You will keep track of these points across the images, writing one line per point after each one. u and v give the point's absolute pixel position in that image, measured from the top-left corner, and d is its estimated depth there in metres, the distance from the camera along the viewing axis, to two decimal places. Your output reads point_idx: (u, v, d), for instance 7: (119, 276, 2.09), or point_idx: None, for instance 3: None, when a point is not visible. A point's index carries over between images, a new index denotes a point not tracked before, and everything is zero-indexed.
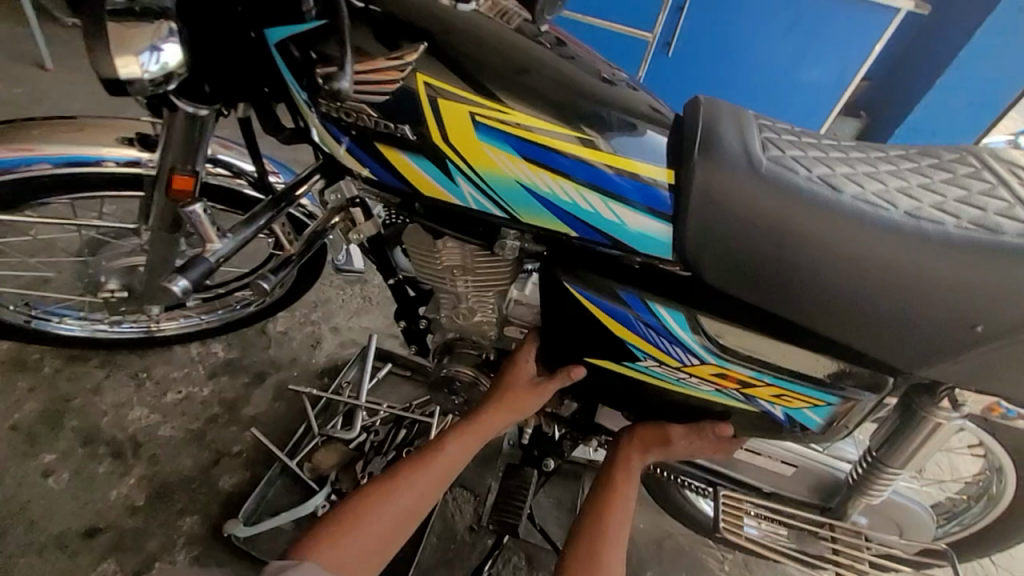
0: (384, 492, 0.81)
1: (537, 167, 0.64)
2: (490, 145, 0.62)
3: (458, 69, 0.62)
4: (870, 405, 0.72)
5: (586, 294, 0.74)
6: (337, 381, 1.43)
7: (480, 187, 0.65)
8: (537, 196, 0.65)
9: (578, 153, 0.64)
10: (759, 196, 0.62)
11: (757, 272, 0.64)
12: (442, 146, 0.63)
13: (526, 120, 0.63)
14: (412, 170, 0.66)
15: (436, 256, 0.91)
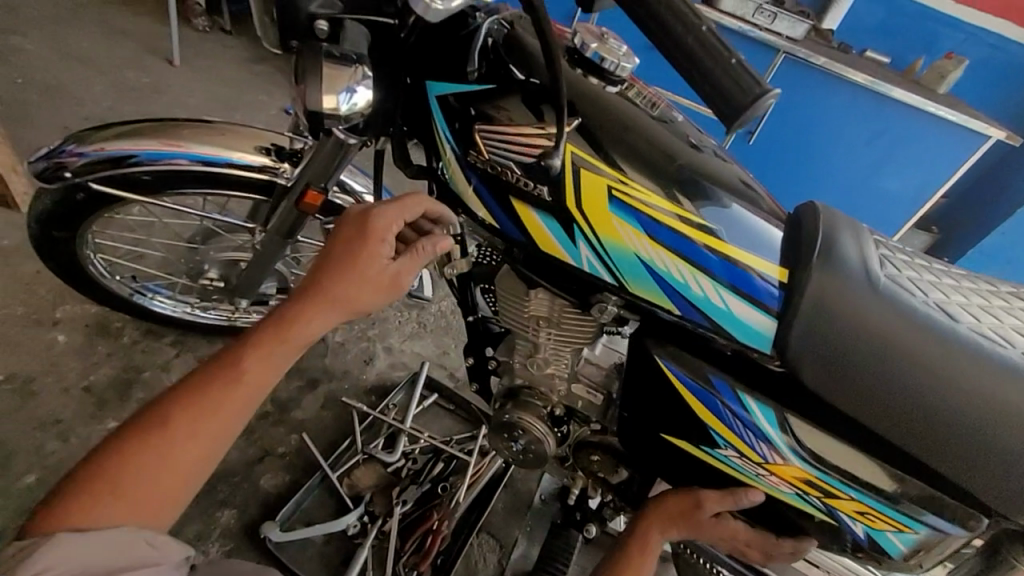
0: (197, 400, 0.69)
1: (658, 245, 0.67)
2: (619, 218, 0.66)
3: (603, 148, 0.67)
4: (957, 542, 0.70)
5: (678, 373, 0.75)
6: (385, 402, 1.46)
7: (599, 254, 0.69)
8: (651, 270, 0.69)
9: (699, 240, 0.67)
10: (873, 312, 0.64)
11: (861, 385, 0.65)
12: (574, 213, 0.67)
13: (655, 201, 0.67)
14: (538, 228, 0.70)
15: (524, 305, 0.94)
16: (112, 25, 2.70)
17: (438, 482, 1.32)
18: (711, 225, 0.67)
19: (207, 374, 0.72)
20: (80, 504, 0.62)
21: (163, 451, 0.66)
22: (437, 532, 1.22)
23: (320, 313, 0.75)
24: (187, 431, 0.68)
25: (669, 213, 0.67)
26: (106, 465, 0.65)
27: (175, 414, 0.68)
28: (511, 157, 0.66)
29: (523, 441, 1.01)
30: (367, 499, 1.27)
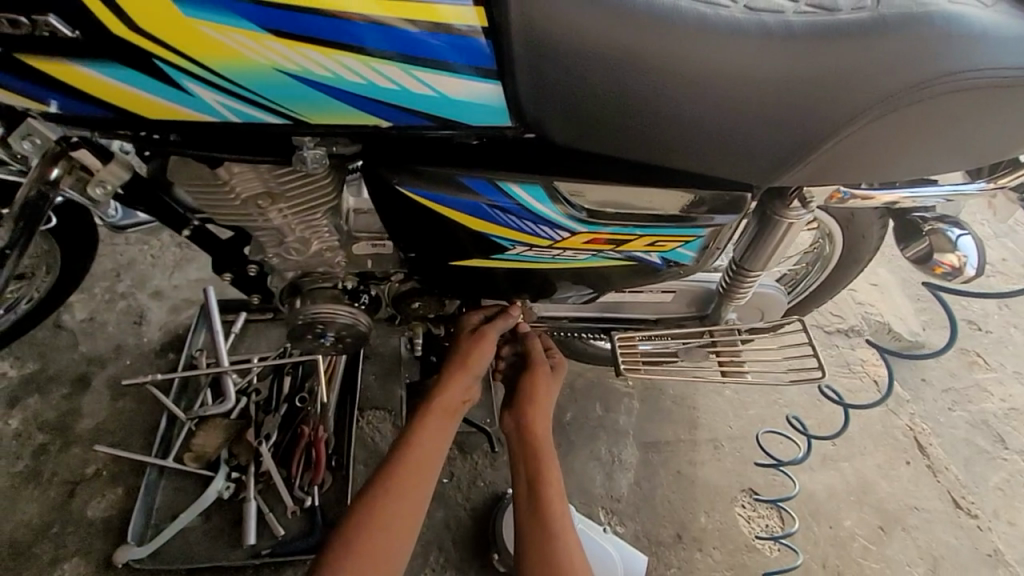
0: (396, 473, 0.86)
1: (290, 42, 0.45)
2: (207, 22, 0.44)
3: None
4: (806, 222, 0.74)
5: (425, 193, 0.62)
6: (186, 353, 1.22)
7: (222, 90, 0.47)
8: (310, 84, 0.48)
9: (329, 10, 0.45)
10: (595, 21, 0.50)
11: (602, 120, 0.55)
12: (136, 41, 0.44)
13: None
14: (108, 90, 0.46)
15: (226, 190, 0.69)
16: None
17: (292, 397, 1.21)
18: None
19: (390, 467, 0.86)
20: (360, 545, 0.80)
21: (407, 463, 0.87)
22: (317, 439, 1.14)
23: (431, 427, 0.90)
24: (400, 480, 0.85)
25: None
26: (379, 472, 0.87)
27: (410, 451, 0.88)
28: None
29: (331, 333, 0.86)
30: (224, 457, 1.12)
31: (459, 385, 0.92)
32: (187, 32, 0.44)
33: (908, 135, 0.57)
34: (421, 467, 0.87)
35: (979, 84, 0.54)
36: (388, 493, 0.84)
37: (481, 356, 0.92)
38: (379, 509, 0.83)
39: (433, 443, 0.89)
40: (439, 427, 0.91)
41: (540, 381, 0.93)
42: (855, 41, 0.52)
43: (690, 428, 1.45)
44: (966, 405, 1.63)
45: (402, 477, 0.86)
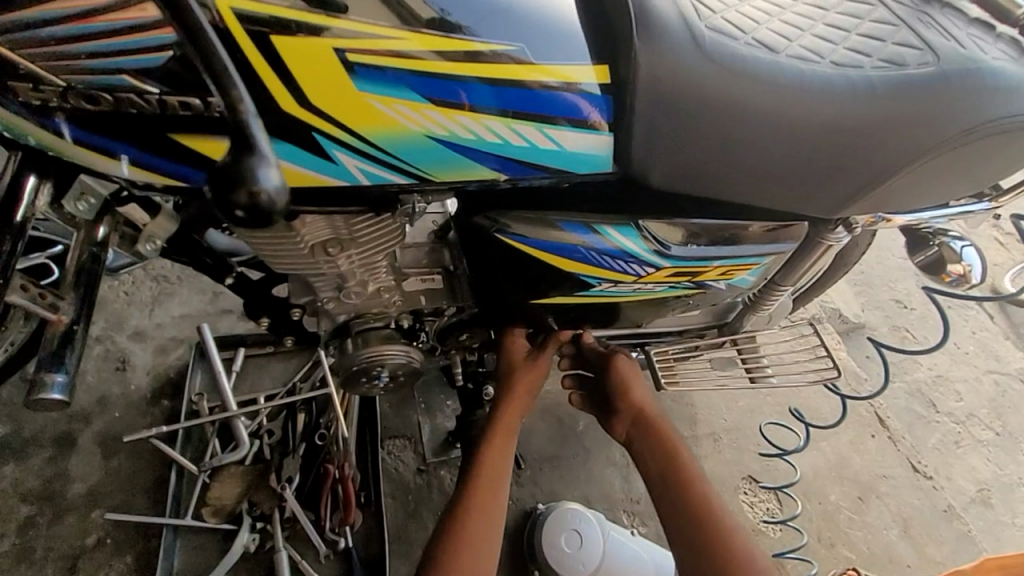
0: (482, 497, 0.82)
1: (437, 108, 0.50)
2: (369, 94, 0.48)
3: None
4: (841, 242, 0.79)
5: (520, 238, 0.62)
6: (187, 398, 1.12)
7: (368, 155, 0.51)
8: (450, 145, 0.51)
9: (470, 76, 0.49)
10: (711, 77, 0.54)
11: (703, 165, 0.58)
12: (300, 113, 0.48)
13: (409, 47, 0.48)
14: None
15: (295, 239, 0.65)
16: None
17: (311, 434, 1.15)
18: (495, 41, 0.49)
19: (473, 492, 0.83)
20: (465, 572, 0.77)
21: (483, 489, 0.83)
22: (344, 477, 1.08)
23: (501, 447, 0.88)
24: (490, 505, 0.82)
25: (449, 58, 0.49)
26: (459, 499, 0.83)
27: (487, 478, 0.84)
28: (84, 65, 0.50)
29: (386, 373, 0.83)
30: (246, 508, 1.05)
31: (518, 402, 0.91)
32: (345, 104, 0.48)
33: (951, 171, 0.65)
34: (498, 488, 0.84)
35: (1013, 128, 0.63)
36: (478, 517, 0.81)
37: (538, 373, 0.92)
38: (469, 538, 0.79)
39: (504, 467, 0.86)
40: (505, 451, 0.88)
41: (627, 380, 0.94)
42: (921, 93, 0.59)
43: (690, 425, 1.53)
44: (903, 375, 1.84)
45: (485, 500, 0.82)
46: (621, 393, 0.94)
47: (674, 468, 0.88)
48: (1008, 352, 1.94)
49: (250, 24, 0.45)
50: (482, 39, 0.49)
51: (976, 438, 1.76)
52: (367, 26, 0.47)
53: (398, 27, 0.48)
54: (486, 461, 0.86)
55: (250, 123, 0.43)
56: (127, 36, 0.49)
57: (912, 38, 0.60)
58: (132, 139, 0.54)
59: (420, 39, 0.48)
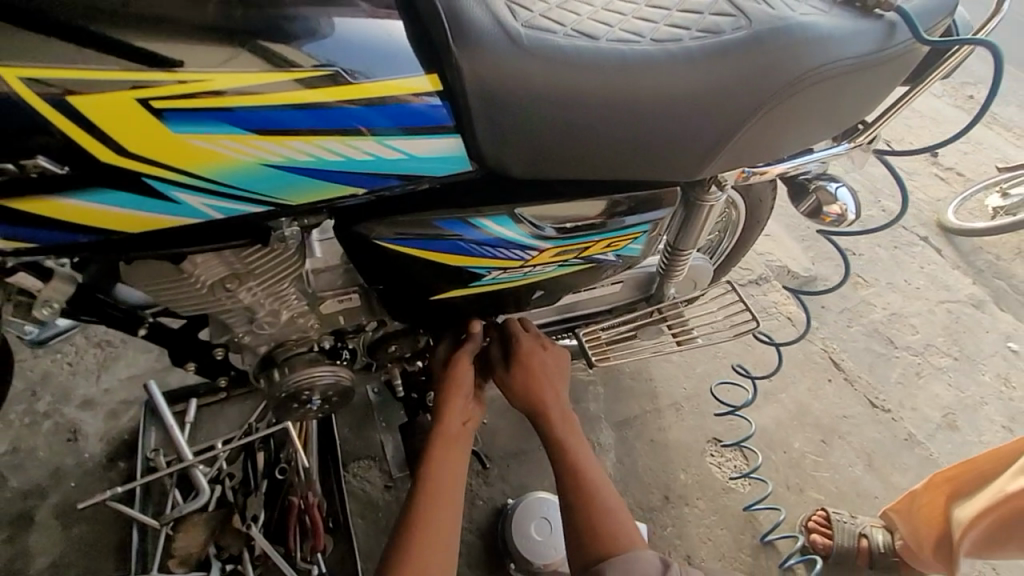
0: (429, 505, 0.87)
1: (276, 136, 0.53)
2: (199, 134, 0.52)
3: (151, 58, 0.51)
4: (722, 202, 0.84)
5: (400, 240, 0.65)
6: (141, 458, 1.13)
7: (216, 189, 0.55)
8: (295, 169, 0.55)
9: (314, 102, 0.54)
10: (534, 69, 0.58)
11: (553, 148, 0.62)
12: (124, 163, 0.51)
13: (238, 86, 0.52)
14: (97, 213, 0.54)
15: (190, 280, 0.68)
16: None
17: (271, 470, 1.16)
18: (376, 73, 0.55)
19: (419, 500, 0.87)
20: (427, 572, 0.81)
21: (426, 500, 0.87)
22: (310, 505, 1.10)
23: (441, 454, 0.91)
24: (437, 506, 0.87)
25: (285, 89, 0.53)
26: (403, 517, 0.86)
27: (429, 488, 0.88)
28: None
29: (317, 396, 0.86)
30: (213, 553, 1.06)
31: (451, 405, 0.94)
32: (181, 146, 0.52)
33: (792, 119, 0.70)
34: (444, 493, 0.88)
35: (837, 73, 0.68)
36: (427, 522, 0.85)
37: (461, 375, 0.95)
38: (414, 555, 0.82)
39: (446, 474, 0.89)
40: (451, 457, 0.91)
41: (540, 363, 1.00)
42: (740, 54, 0.64)
43: (652, 398, 1.57)
44: (860, 318, 1.90)
45: (430, 506, 0.86)
46: (527, 373, 0.98)
47: (563, 448, 0.97)
48: (959, 281, 2.03)
49: (91, 87, 0.49)
50: (366, 74, 0.55)
51: (935, 366, 1.83)
52: (198, 74, 0.51)
53: (229, 71, 0.52)
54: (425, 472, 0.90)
55: None
56: None
57: (726, 7, 0.66)
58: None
59: (288, 74, 0.53)
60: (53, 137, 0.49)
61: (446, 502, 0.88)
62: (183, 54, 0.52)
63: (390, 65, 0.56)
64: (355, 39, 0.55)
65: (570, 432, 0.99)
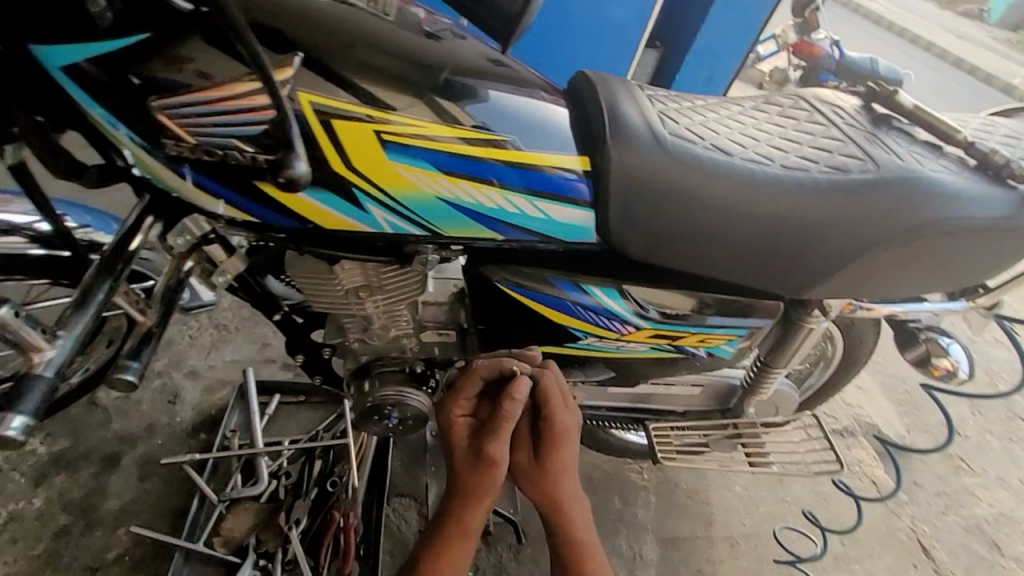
0: None
1: (456, 179, 0.63)
2: (401, 163, 0.61)
3: (366, 93, 0.59)
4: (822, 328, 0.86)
5: (519, 289, 0.73)
6: (220, 434, 1.23)
7: (396, 210, 0.63)
8: (459, 207, 0.65)
9: (489, 157, 0.63)
10: (672, 170, 0.67)
11: (674, 238, 0.69)
12: (342, 172, 0.60)
13: (434, 133, 0.61)
14: (300, 201, 0.63)
15: (334, 282, 0.79)
16: None
17: (324, 480, 1.22)
18: (518, 141, 0.64)
19: None
20: None
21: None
22: (348, 527, 1.10)
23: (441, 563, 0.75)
24: None
25: (468, 143, 0.63)
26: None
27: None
28: (209, 127, 0.55)
29: (396, 414, 0.92)
30: (252, 544, 1.11)
31: (464, 499, 0.75)
32: (381, 168, 0.61)
33: (909, 263, 0.73)
34: None
35: (961, 230, 0.71)
36: None
37: (479, 472, 0.73)
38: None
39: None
40: (447, 557, 0.76)
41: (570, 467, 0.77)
42: (864, 194, 0.69)
43: (704, 524, 1.47)
44: (959, 509, 1.67)
45: None
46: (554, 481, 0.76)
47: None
48: None
49: (330, 109, 0.58)
50: (513, 140, 0.64)
51: None
52: (413, 117, 0.61)
53: (430, 119, 0.61)
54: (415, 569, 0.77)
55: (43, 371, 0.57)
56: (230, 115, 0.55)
57: (856, 152, 0.72)
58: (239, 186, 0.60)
59: (457, 131, 0.62)
60: None
61: None
62: (397, 98, 0.60)
63: (549, 139, 0.66)
64: (507, 108, 0.64)
65: (597, 557, 0.80)
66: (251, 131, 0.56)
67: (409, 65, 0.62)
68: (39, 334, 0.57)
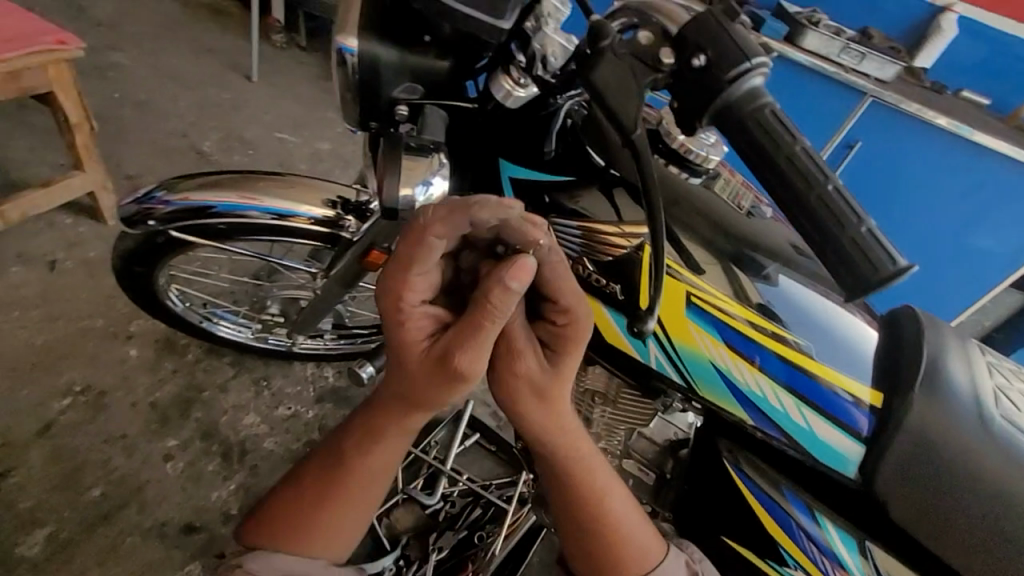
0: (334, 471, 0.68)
1: (735, 355, 0.66)
2: (695, 325, 0.66)
3: (681, 247, 0.66)
4: None
5: (747, 480, 0.72)
6: (427, 439, 1.45)
7: (669, 356, 0.70)
8: (726, 378, 0.68)
9: (773, 349, 0.64)
10: (986, 456, 0.59)
11: (954, 526, 0.61)
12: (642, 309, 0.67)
13: (730, 309, 0.65)
14: (600, 313, 0.70)
15: (580, 378, 0.87)
16: (200, 41, 2.83)
17: (475, 529, 1.30)
18: (803, 342, 0.64)
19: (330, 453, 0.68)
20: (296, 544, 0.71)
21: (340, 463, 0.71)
22: None
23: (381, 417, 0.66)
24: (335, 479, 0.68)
25: (756, 328, 0.65)
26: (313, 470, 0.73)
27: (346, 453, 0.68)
28: (583, 253, 0.67)
29: None
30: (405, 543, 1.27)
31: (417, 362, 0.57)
32: (675, 319, 0.68)
33: None
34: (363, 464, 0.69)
35: None
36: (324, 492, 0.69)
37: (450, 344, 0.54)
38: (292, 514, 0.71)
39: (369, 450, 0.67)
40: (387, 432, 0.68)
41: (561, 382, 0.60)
42: None
43: None
44: None
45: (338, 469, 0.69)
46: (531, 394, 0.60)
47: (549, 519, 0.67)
48: None
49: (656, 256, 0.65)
50: (803, 342, 0.64)
51: None
52: (722, 290, 0.65)
53: (727, 292, 0.65)
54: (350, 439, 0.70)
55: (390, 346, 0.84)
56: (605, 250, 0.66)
57: None
58: None
59: (747, 312, 0.65)
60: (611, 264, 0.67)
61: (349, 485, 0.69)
62: (706, 262, 0.66)
63: (835, 352, 0.64)
64: (795, 299, 0.65)
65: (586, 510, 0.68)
66: (612, 259, 0.66)
67: (722, 235, 0.66)
68: None
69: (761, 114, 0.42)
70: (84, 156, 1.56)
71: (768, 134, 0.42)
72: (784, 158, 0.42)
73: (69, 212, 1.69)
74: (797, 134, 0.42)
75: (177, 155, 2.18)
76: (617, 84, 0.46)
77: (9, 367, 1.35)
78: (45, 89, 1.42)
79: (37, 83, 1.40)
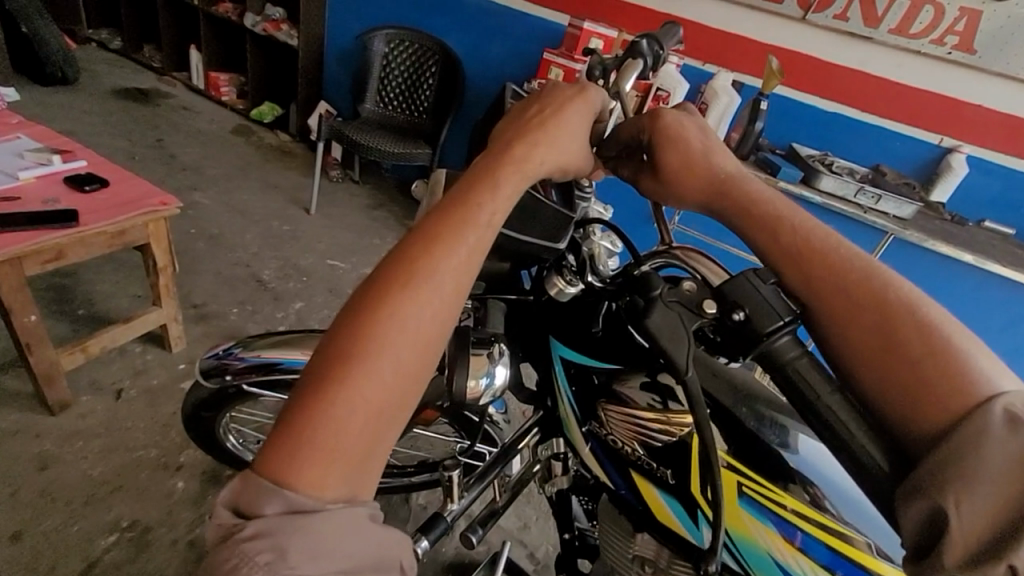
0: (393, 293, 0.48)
1: (794, 548, 0.70)
2: (752, 517, 0.71)
3: (726, 432, 0.71)
4: None
5: None
6: None
7: (728, 544, 0.74)
8: (786, 570, 0.71)
9: (832, 545, 0.68)
10: None
11: None
12: (700, 500, 0.70)
13: (791, 505, 0.69)
14: (659, 503, 0.74)
15: (629, 545, 0.87)
16: (268, 179, 3.21)
17: None
18: (865, 538, 0.67)
19: (388, 284, 0.48)
20: (316, 462, 0.45)
21: (390, 364, 0.47)
22: None
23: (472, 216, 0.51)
24: (393, 313, 0.47)
25: (816, 524, 0.68)
26: (335, 373, 0.46)
27: (408, 270, 0.49)
28: (632, 435, 0.72)
29: None
30: None
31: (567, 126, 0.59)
32: (732, 508, 0.72)
33: None
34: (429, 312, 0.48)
35: None
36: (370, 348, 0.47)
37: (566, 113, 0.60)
38: (335, 453, 0.45)
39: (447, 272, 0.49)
40: (465, 241, 0.50)
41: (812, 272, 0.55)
42: None
43: None
44: None
45: (395, 307, 0.47)
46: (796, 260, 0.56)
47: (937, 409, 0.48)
48: None
49: None
50: (867, 539, 0.67)
51: None
52: (783, 489, 0.69)
53: (786, 488, 0.69)
54: (395, 298, 0.48)
55: (446, 515, 0.84)
56: (646, 426, 0.71)
57: None
58: (619, 467, 0.76)
59: (808, 507, 0.68)
60: (667, 452, 0.71)
61: (394, 326, 0.47)
62: (756, 451, 0.70)
63: (886, 538, 0.67)
64: (810, 466, 0.69)
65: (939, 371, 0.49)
66: (662, 442, 0.70)
67: (752, 414, 0.71)
68: (457, 487, 0.86)
69: (796, 363, 0.56)
70: (163, 294, 1.73)
71: (801, 380, 0.55)
72: (818, 402, 0.54)
73: (141, 342, 1.84)
74: (827, 386, 0.55)
75: (238, 283, 2.38)
76: (668, 329, 0.54)
77: (66, 499, 1.41)
78: (141, 241, 1.60)
79: (137, 237, 1.59)
